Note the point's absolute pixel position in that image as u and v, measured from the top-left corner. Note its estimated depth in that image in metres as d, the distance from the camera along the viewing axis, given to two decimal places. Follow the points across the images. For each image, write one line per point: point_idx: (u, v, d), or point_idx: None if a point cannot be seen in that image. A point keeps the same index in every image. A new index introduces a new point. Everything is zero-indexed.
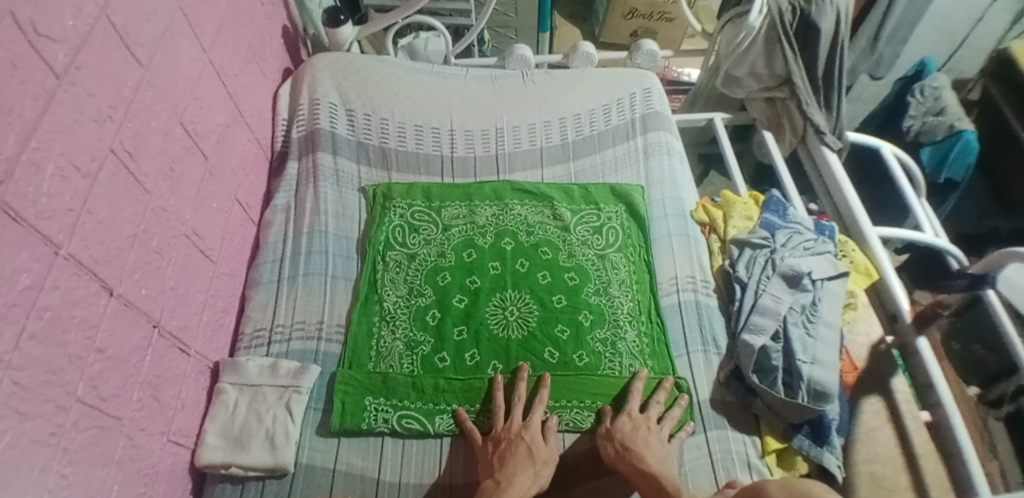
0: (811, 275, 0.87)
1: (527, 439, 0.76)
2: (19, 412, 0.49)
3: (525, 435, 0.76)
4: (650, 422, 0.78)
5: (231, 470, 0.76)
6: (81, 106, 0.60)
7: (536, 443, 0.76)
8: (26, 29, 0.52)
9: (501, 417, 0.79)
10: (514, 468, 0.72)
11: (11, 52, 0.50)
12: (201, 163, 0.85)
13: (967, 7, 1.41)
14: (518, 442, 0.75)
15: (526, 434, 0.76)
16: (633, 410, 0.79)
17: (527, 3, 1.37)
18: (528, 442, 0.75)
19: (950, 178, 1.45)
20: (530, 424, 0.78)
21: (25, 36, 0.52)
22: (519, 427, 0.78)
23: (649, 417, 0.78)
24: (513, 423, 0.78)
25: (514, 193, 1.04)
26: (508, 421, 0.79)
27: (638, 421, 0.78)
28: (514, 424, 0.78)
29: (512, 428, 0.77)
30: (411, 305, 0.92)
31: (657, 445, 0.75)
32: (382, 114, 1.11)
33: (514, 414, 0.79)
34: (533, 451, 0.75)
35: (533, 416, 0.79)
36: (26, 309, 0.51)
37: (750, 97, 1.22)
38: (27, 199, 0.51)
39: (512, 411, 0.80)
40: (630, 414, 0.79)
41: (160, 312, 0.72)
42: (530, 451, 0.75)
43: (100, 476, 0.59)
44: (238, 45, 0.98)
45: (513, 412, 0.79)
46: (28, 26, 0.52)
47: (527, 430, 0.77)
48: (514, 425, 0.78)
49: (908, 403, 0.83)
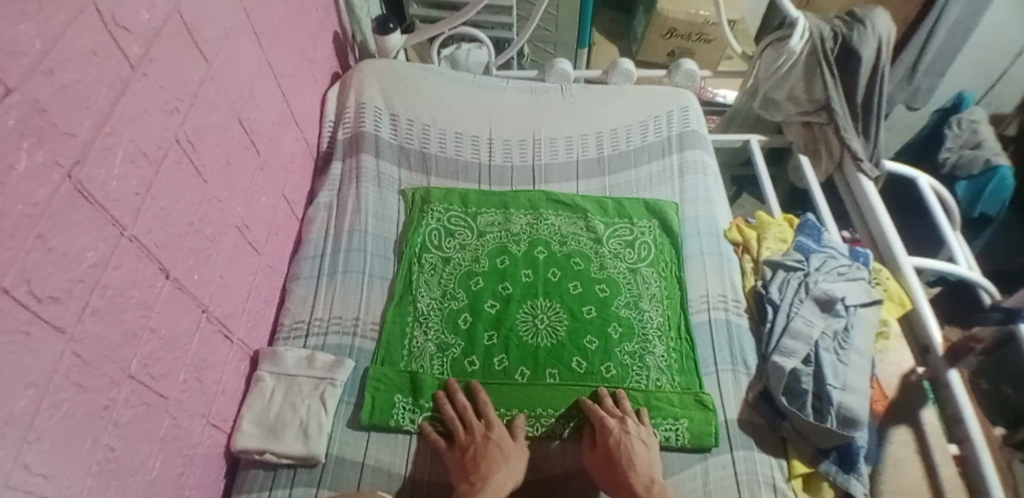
0: (844, 301, 0.87)
1: (493, 438, 0.78)
2: (77, 383, 0.52)
3: (492, 437, 0.78)
4: (628, 427, 0.79)
5: (264, 456, 0.78)
6: (152, 96, 0.63)
7: (505, 441, 0.79)
8: (106, 20, 0.55)
9: (458, 427, 0.80)
10: (489, 468, 0.75)
11: (93, 42, 0.53)
12: (254, 158, 0.89)
13: (1008, 40, 1.41)
14: (485, 444, 0.77)
15: (492, 435, 0.79)
16: (611, 421, 0.79)
17: (568, 19, 1.40)
18: (495, 442, 0.78)
19: (985, 213, 1.42)
20: (494, 425, 0.80)
21: (104, 27, 0.55)
22: (483, 431, 0.80)
23: (626, 424, 0.79)
24: (477, 427, 0.80)
25: (548, 203, 1.06)
26: (471, 428, 0.80)
27: (617, 432, 0.77)
28: (477, 429, 0.80)
29: (476, 432, 0.79)
30: (444, 307, 0.94)
31: (638, 448, 0.77)
32: (424, 120, 1.14)
33: (474, 420, 0.81)
34: (505, 453, 0.77)
35: (493, 417, 0.81)
36: (90, 286, 0.53)
37: (788, 121, 1.21)
38: (98, 181, 0.54)
39: (466, 418, 0.81)
40: (608, 425, 0.78)
41: (209, 299, 0.75)
42: (501, 449, 0.78)
43: (144, 453, 0.62)
44: (293, 48, 1.03)
45: (470, 419, 0.81)
46: (108, 17, 0.55)
47: (493, 430, 0.79)
48: (478, 429, 0.80)
49: (938, 437, 0.81)
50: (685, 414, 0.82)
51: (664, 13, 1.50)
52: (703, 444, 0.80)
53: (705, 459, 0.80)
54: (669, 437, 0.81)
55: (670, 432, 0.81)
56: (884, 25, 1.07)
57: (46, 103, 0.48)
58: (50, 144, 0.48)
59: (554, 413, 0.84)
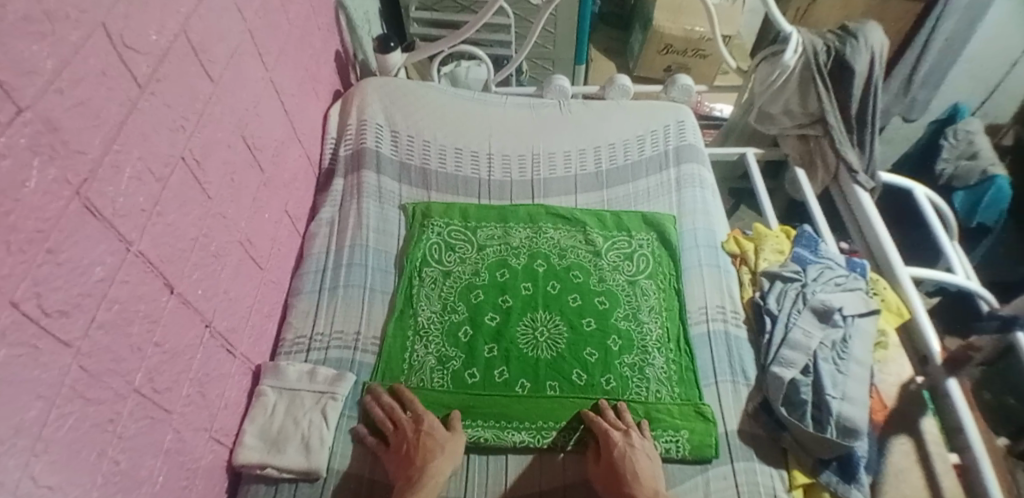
0: (842, 311, 0.88)
1: (422, 430, 0.80)
2: (84, 396, 0.53)
3: (421, 428, 0.80)
4: (632, 439, 0.79)
5: (266, 471, 0.79)
6: (159, 115, 0.65)
7: (436, 429, 0.81)
8: (115, 41, 0.57)
9: (389, 426, 0.82)
10: (428, 456, 0.77)
11: (102, 62, 0.55)
12: (258, 174, 0.90)
13: (1001, 53, 1.43)
14: (416, 437, 0.79)
15: (422, 426, 0.80)
16: (615, 433, 0.79)
17: (566, 36, 1.42)
18: (424, 433, 0.79)
19: (983, 223, 1.43)
20: (421, 417, 0.82)
21: (114, 48, 0.57)
22: (412, 426, 0.81)
23: (631, 436, 0.79)
24: (407, 423, 0.82)
25: (547, 217, 1.07)
26: (399, 426, 0.82)
27: (620, 444, 0.78)
28: (406, 424, 0.82)
29: (406, 427, 0.81)
30: (444, 320, 0.94)
31: (644, 463, 0.77)
32: (424, 136, 1.16)
33: (403, 417, 0.83)
34: (439, 441, 0.79)
35: (420, 410, 0.83)
36: (97, 300, 0.54)
37: (783, 133, 1.23)
38: (106, 198, 0.56)
39: (396, 416, 0.83)
40: (611, 437, 0.79)
41: (213, 313, 0.76)
42: (434, 438, 0.79)
43: (148, 466, 0.62)
44: (296, 67, 1.05)
45: (399, 416, 0.83)
46: (117, 37, 0.57)
47: (422, 422, 0.81)
48: (407, 424, 0.82)
49: (937, 445, 0.82)
50: (685, 426, 0.82)
51: (660, 29, 1.53)
52: (704, 455, 0.80)
53: (706, 469, 0.80)
54: (670, 448, 0.81)
55: (671, 444, 0.81)
56: (876, 39, 1.09)
57: (57, 121, 0.49)
58: (61, 161, 0.50)
59: (555, 426, 0.83)
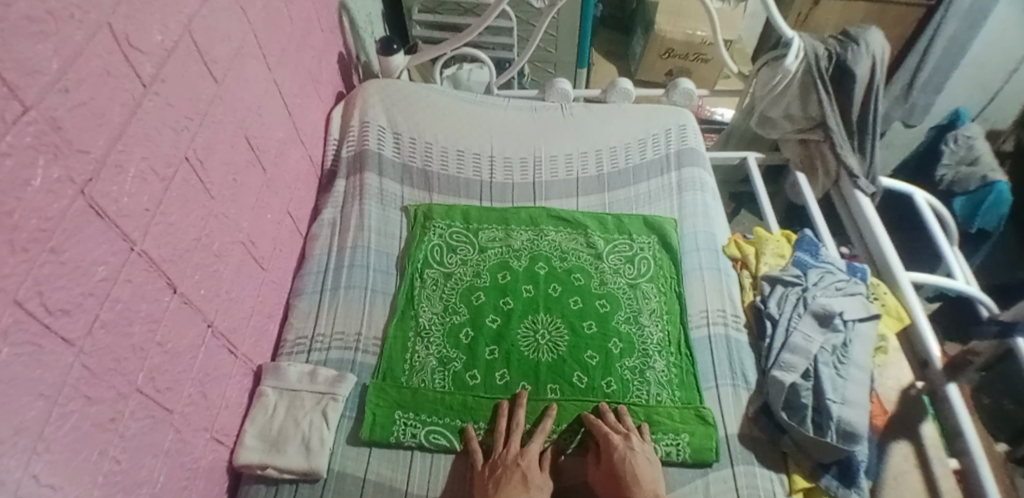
0: (843, 315, 0.88)
1: (523, 466, 0.76)
2: (85, 395, 0.53)
3: (521, 464, 0.77)
4: (631, 442, 0.79)
5: (266, 471, 0.79)
6: (163, 115, 0.65)
7: (533, 470, 0.77)
8: (119, 41, 0.57)
9: (501, 443, 0.81)
10: (508, 494, 0.73)
11: (107, 63, 0.55)
12: (260, 175, 0.90)
13: (1002, 58, 1.43)
14: (514, 468, 0.76)
15: (523, 462, 0.77)
16: (615, 436, 0.79)
17: (567, 40, 1.43)
18: (522, 468, 0.76)
19: (983, 228, 1.43)
20: (528, 448, 0.79)
21: (118, 48, 0.57)
22: (517, 453, 0.78)
23: (630, 439, 0.79)
24: (515, 447, 0.79)
25: (549, 219, 1.07)
26: (511, 445, 0.80)
27: (620, 447, 0.78)
28: (513, 449, 0.79)
29: (510, 455, 0.78)
30: (445, 322, 0.95)
31: (644, 466, 0.77)
32: (426, 138, 1.16)
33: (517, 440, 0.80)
34: (530, 480, 0.75)
35: (534, 444, 0.80)
36: (99, 299, 0.54)
37: (784, 138, 1.23)
38: (109, 197, 0.56)
39: (511, 436, 0.81)
40: (612, 441, 0.78)
41: (214, 313, 0.76)
42: (526, 478, 0.75)
43: (149, 466, 0.62)
44: (299, 69, 1.05)
45: (514, 440, 0.80)
46: (121, 38, 0.57)
47: (524, 457, 0.78)
48: (514, 452, 0.79)
49: (937, 450, 0.82)
50: (685, 429, 0.82)
51: (661, 33, 1.53)
52: (703, 458, 0.80)
53: (706, 473, 0.80)
54: (670, 451, 0.81)
55: (671, 447, 0.81)
56: (877, 44, 1.09)
57: (60, 120, 0.49)
58: (65, 160, 0.50)
59: (555, 429, 0.84)
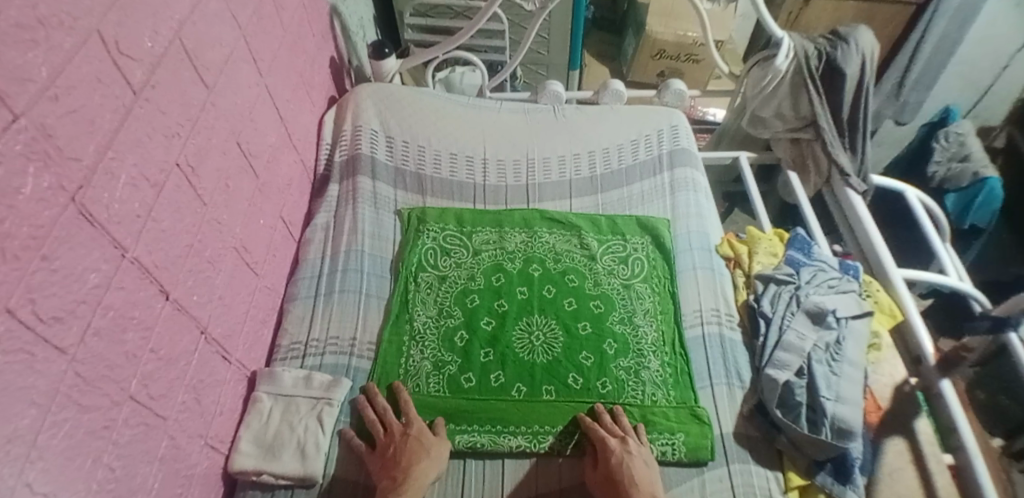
0: (836, 313, 0.88)
1: (413, 434, 0.80)
2: (78, 403, 0.52)
3: (409, 432, 0.80)
4: (628, 445, 0.79)
5: (262, 477, 0.78)
6: (154, 121, 0.65)
7: (424, 434, 0.80)
8: (109, 47, 0.57)
9: (379, 429, 0.82)
10: (411, 459, 0.76)
11: (96, 69, 0.55)
12: (252, 180, 0.90)
13: (991, 55, 1.45)
14: (405, 440, 0.79)
15: (411, 431, 0.80)
16: (612, 442, 0.79)
17: (560, 42, 1.43)
18: (414, 436, 0.79)
19: (975, 224, 1.44)
20: (412, 421, 0.82)
21: (108, 54, 0.57)
22: (401, 427, 0.81)
23: (627, 443, 0.79)
24: (396, 427, 0.81)
25: (542, 222, 1.07)
26: (389, 429, 0.82)
27: (618, 452, 0.78)
28: (396, 429, 0.81)
29: (395, 431, 0.81)
30: (440, 325, 0.95)
31: (642, 469, 0.77)
32: (419, 142, 1.16)
33: (393, 420, 0.82)
34: (425, 445, 0.79)
35: (413, 415, 0.83)
36: (92, 307, 0.54)
37: (776, 138, 1.24)
38: (101, 204, 0.56)
39: (387, 420, 0.83)
40: (608, 445, 0.79)
41: (208, 319, 0.76)
42: (421, 440, 0.79)
43: (143, 473, 0.62)
44: (290, 74, 1.05)
45: (390, 420, 0.83)
46: (111, 44, 0.57)
47: (411, 426, 0.81)
48: (396, 429, 0.81)
49: (932, 446, 0.82)
50: (681, 428, 0.82)
51: (652, 34, 1.54)
52: (699, 457, 0.80)
53: (702, 472, 0.81)
54: (666, 451, 0.81)
55: (667, 447, 0.81)
56: (867, 42, 1.10)
57: (51, 127, 0.49)
58: (56, 168, 0.50)
59: (552, 430, 0.83)
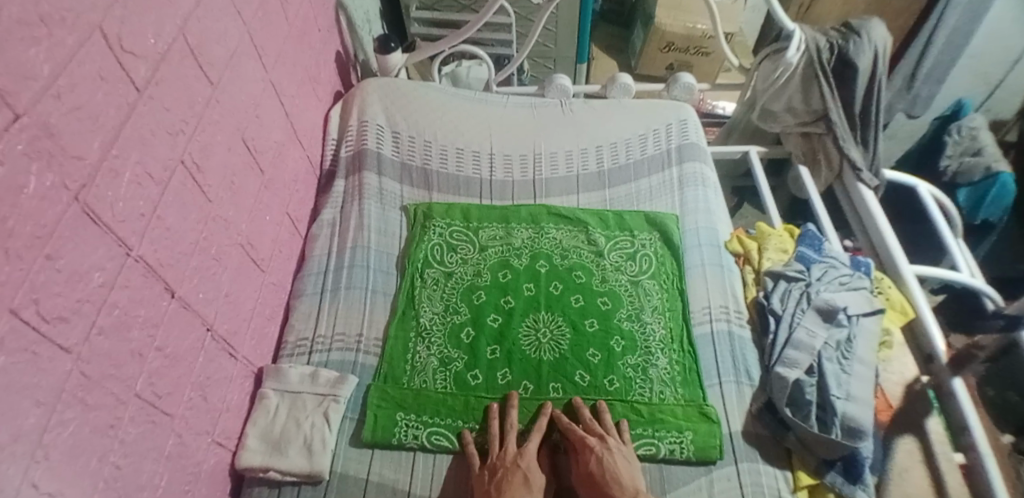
0: (846, 310, 0.87)
1: (523, 467, 0.76)
2: (83, 402, 0.52)
3: (521, 464, 0.77)
4: (606, 443, 0.78)
5: (269, 474, 0.79)
6: (158, 118, 0.65)
7: (533, 474, 0.76)
8: (112, 45, 0.56)
9: (495, 444, 0.80)
10: (511, 493, 0.73)
11: (99, 66, 0.55)
12: (258, 176, 0.90)
13: (1004, 48, 1.41)
14: (514, 469, 0.76)
15: (522, 460, 0.77)
16: (590, 439, 0.78)
17: (567, 35, 1.42)
18: (524, 471, 0.76)
19: (987, 219, 1.42)
20: (526, 450, 0.79)
21: (111, 52, 0.56)
22: (516, 453, 0.78)
23: (606, 440, 0.79)
24: (511, 451, 0.79)
25: (549, 217, 1.07)
26: (506, 447, 0.80)
27: (598, 449, 0.77)
28: (511, 450, 0.79)
29: (508, 455, 0.78)
30: (446, 322, 0.94)
31: (625, 470, 0.76)
32: (425, 137, 1.15)
33: (510, 441, 0.80)
34: (532, 484, 0.75)
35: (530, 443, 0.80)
36: (97, 305, 0.54)
37: (786, 132, 1.23)
38: (105, 202, 0.55)
39: (506, 439, 0.81)
40: (587, 444, 0.78)
41: (214, 317, 0.76)
42: (527, 479, 0.75)
43: (150, 470, 0.62)
44: (296, 69, 1.05)
45: (509, 440, 0.80)
46: (114, 41, 0.57)
47: (524, 458, 0.77)
48: (510, 452, 0.79)
49: (942, 444, 0.81)
50: (689, 427, 0.82)
51: (661, 26, 1.52)
52: (707, 456, 0.80)
53: (710, 471, 0.80)
54: (673, 449, 0.81)
55: (674, 445, 0.81)
56: (879, 35, 1.08)
57: (54, 126, 0.49)
58: (58, 166, 0.49)
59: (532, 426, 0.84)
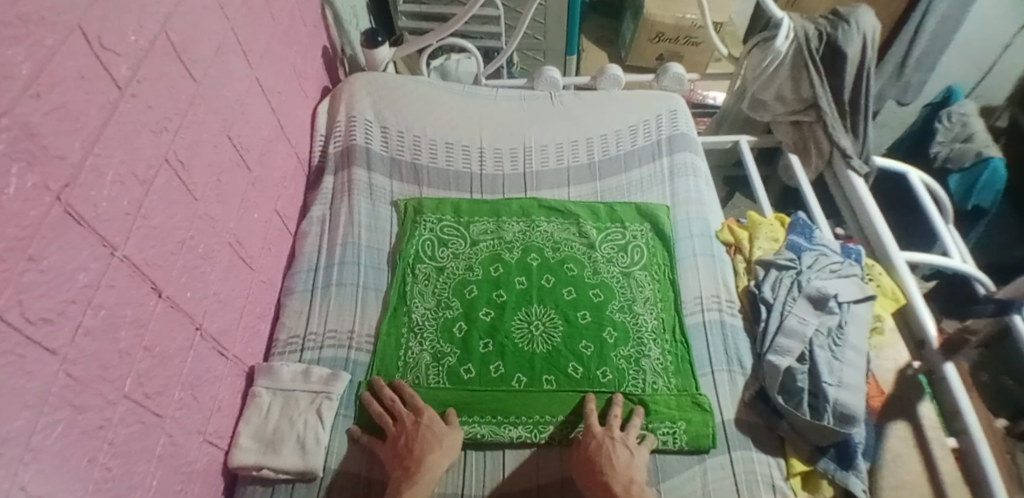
0: (837, 298, 0.87)
1: (424, 422, 0.79)
2: (71, 404, 0.52)
3: (421, 422, 0.80)
4: (612, 433, 0.79)
5: (262, 472, 0.78)
6: (141, 117, 0.64)
7: (435, 423, 0.80)
8: (92, 43, 0.55)
9: (387, 419, 0.81)
10: (423, 450, 0.76)
11: (80, 65, 0.54)
12: (245, 174, 0.89)
13: (994, 34, 1.42)
14: (416, 430, 0.79)
15: (422, 420, 0.80)
16: (595, 426, 0.80)
17: (556, 27, 1.41)
18: (423, 427, 0.79)
19: (978, 205, 1.43)
20: (423, 410, 0.81)
21: (91, 49, 0.55)
22: (414, 415, 0.81)
23: (611, 429, 0.79)
24: (406, 416, 0.81)
25: (541, 211, 1.06)
26: (399, 418, 0.81)
27: (601, 436, 0.78)
28: (406, 417, 0.81)
29: (406, 420, 0.80)
30: (438, 317, 0.94)
31: (624, 456, 0.76)
32: (415, 131, 1.15)
33: (401, 410, 0.82)
34: (437, 435, 0.79)
35: (421, 403, 0.82)
36: (83, 306, 0.54)
37: (776, 120, 1.23)
38: (88, 202, 0.55)
39: (396, 409, 0.82)
40: (592, 431, 0.79)
41: (203, 316, 0.75)
42: (434, 429, 0.79)
43: (141, 471, 0.62)
44: (282, 65, 1.04)
45: (399, 409, 0.82)
46: (95, 40, 0.56)
47: (423, 416, 0.80)
48: (406, 417, 0.81)
49: (935, 429, 0.82)
50: (683, 417, 0.82)
51: (650, 17, 1.51)
52: (700, 445, 0.80)
53: (703, 460, 0.80)
54: (666, 440, 0.81)
55: (668, 435, 0.81)
56: (868, 24, 1.08)
57: (34, 126, 0.48)
58: (40, 167, 0.49)
59: (553, 420, 0.83)
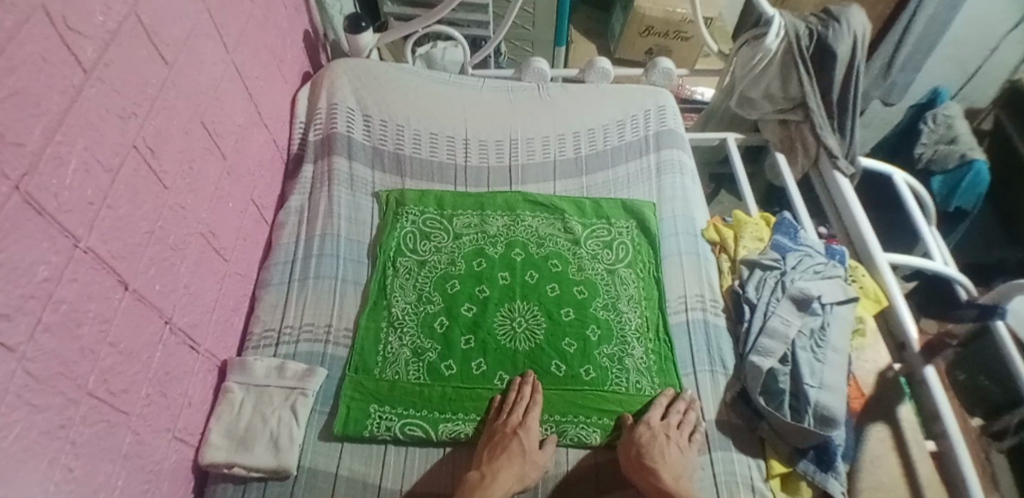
0: (821, 299, 0.87)
1: (521, 436, 0.77)
2: (30, 403, 0.49)
3: (519, 431, 0.78)
4: (669, 429, 0.78)
5: (233, 470, 0.76)
6: (107, 102, 0.60)
7: (529, 441, 0.77)
8: (56, 23, 0.52)
9: (501, 415, 0.81)
10: (502, 463, 0.74)
11: (41, 47, 0.50)
12: (219, 162, 0.86)
13: (980, 37, 1.43)
14: (512, 438, 0.77)
15: (519, 430, 0.78)
16: (653, 419, 0.79)
17: (546, 16, 1.38)
18: (520, 436, 0.77)
19: (960, 207, 1.44)
20: (528, 420, 0.79)
21: (54, 30, 0.52)
22: (517, 421, 0.79)
23: (668, 425, 0.79)
24: (512, 419, 0.79)
25: (525, 205, 1.05)
26: (507, 417, 0.80)
27: (656, 429, 0.78)
28: (512, 418, 0.79)
29: (510, 424, 0.79)
30: (419, 312, 0.92)
31: (672, 452, 0.76)
32: (398, 121, 1.12)
33: (517, 412, 0.80)
34: (523, 450, 0.76)
35: (533, 416, 0.80)
36: (42, 301, 0.51)
37: (764, 118, 1.22)
38: (48, 192, 0.51)
39: (516, 408, 0.81)
40: (650, 422, 0.79)
41: (172, 309, 0.72)
42: (523, 446, 0.77)
43: (106, 471, 0.59)
44: (260, 49, 1.00)
45: (514, 411, 0.81)
46: (58, 19, 0.52)
47: (524, 427, 0.78)
48: (512, 422, 0.79)
49: (914, 433, 0.82)
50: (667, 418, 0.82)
51: (640, 10, 1.49)
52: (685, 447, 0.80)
53: None
54: None
55: None
56: (859, 23, 1.07)
57: None
58: None
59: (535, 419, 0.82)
